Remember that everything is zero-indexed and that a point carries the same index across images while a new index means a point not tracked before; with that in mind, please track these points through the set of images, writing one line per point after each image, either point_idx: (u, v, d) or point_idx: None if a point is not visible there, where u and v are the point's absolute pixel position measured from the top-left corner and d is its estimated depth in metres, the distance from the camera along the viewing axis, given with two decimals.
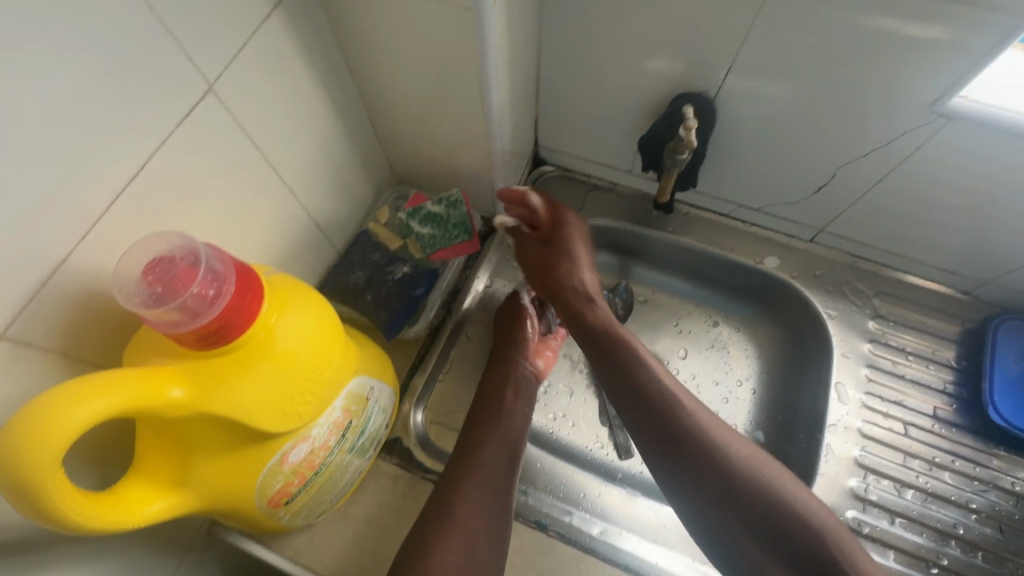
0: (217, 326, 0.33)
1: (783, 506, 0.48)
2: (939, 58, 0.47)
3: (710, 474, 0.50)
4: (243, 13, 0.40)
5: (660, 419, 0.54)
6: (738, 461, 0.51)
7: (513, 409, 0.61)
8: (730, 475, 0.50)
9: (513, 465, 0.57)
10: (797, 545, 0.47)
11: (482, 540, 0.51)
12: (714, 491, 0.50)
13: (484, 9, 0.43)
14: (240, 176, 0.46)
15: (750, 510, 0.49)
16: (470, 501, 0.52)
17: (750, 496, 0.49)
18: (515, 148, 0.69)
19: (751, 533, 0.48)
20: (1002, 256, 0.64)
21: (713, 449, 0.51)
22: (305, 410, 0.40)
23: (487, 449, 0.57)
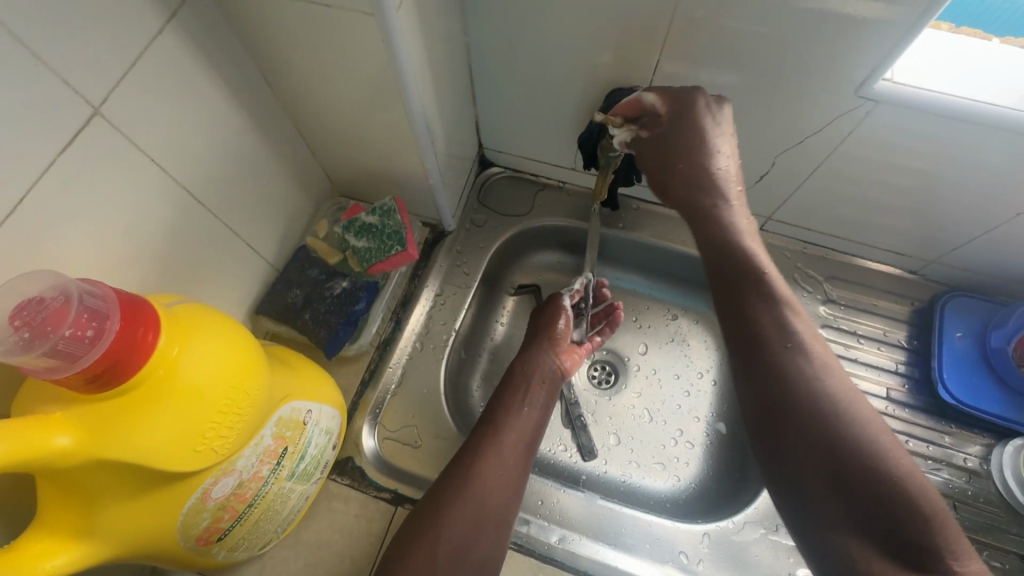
0: (103, 367, 0.31)
1: (866, 463, 0.39)
2: (855, 44, 0.47)
3: (786, 428, 0.43)
4: (125, 31, 0.38)
5: (767, 373, 0.45)
6: (813, 412, 0.42)
7: (519, 407, 0.61)
8: (808, 428, 0.42)
9: (517, 464, 0.56)
10: (891, 515, 0.37)
11: (474, 539, 0.50)
12: (791, 452, 0.42)
13: (387, 14, 0.42)
14: (146, 199, 0.44)
15: (829, 471, 0.40)
16: (465, 500, 0.52)
17: (832, 456, 0.40)
18: (453, 152, 0.67)
19: (833, 495, 0.40)
20: (945, 234, 0.64)
21: (794, 400, 0.43)
22: (220, 444, 0.38)
23: (489, 449, 0.56)
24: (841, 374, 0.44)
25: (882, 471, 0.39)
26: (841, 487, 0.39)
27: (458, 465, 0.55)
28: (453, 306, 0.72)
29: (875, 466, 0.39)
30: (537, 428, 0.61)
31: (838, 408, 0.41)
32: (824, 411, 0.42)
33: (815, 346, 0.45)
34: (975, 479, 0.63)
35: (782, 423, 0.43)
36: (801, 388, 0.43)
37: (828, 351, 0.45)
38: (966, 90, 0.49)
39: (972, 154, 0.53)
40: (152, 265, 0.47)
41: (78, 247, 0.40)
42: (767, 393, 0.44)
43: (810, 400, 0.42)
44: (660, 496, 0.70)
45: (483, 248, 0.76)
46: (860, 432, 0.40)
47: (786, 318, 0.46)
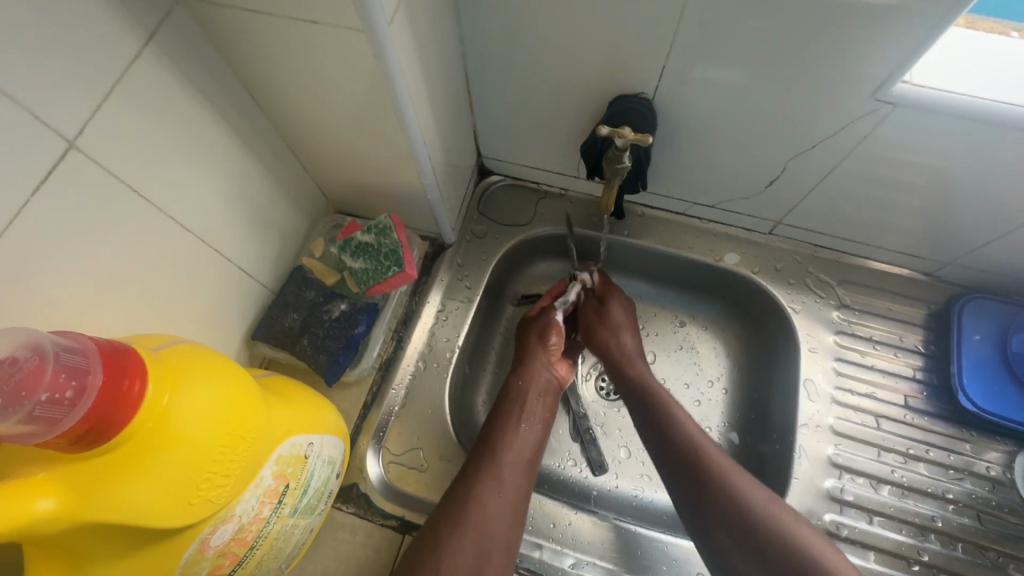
0: (86, 428, 0.30)
1: (776, 539, 0.49)
2: (871, 48, 0.44)
3: (711, 512, 0.53)
4: (96, 59, 0.36)
5: (663, 451, 0.58)
6: (729, 511, 0.52)
7: (515, 426, 0.59)
8: (709, 484, 0.54)
9: (517, 486, 0.55)
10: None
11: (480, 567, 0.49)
12: (709, 512, 0.53)
13: (378, 30, 0.39)
14: (132, 232, 0.42)
15: (748, 542, 0.50)
16: (467, 528, 0.50)
17: (733, 510, 0.52)
18: (452, 164, 0.65)
19: (739, 553, 0.51)
20: (963, 236, 0.62)
21: (709, 476, 0.54)
22: (217, 493, 0.36)
23: (488, 472, 0.54)
24: (757, 490, 0.53)
25: (790, 542, 0.49)
26: (750, 540, 0.50)
27: (456, 490, 0.53)
28: (456, 322, 0.70)
29: (791, 547, 0.48)
30: (536, 446, 0.60)
31: (754, 509, 0.51)
32: (737, 504, 0.52)
33: (722, 460, 0.55)
34: (999, 488, 0.62)
35: (701, 491, 0.54)
36: (694, 455, 0.56)
37: (733, 465, 0.55)
38: (988, 90, 0.46)
39: (993, 157, 0.50)
40: (144, 300, 0.45)
41: (64, 288, 0.38)
42: (680, 456, 0.56)
43: (726, 494, 0.53)
44: (674, 510, 0.69)
45: (485, 260, 0.74)
46: (738, 481, 0.53)
47: (694, 433, 0.57)
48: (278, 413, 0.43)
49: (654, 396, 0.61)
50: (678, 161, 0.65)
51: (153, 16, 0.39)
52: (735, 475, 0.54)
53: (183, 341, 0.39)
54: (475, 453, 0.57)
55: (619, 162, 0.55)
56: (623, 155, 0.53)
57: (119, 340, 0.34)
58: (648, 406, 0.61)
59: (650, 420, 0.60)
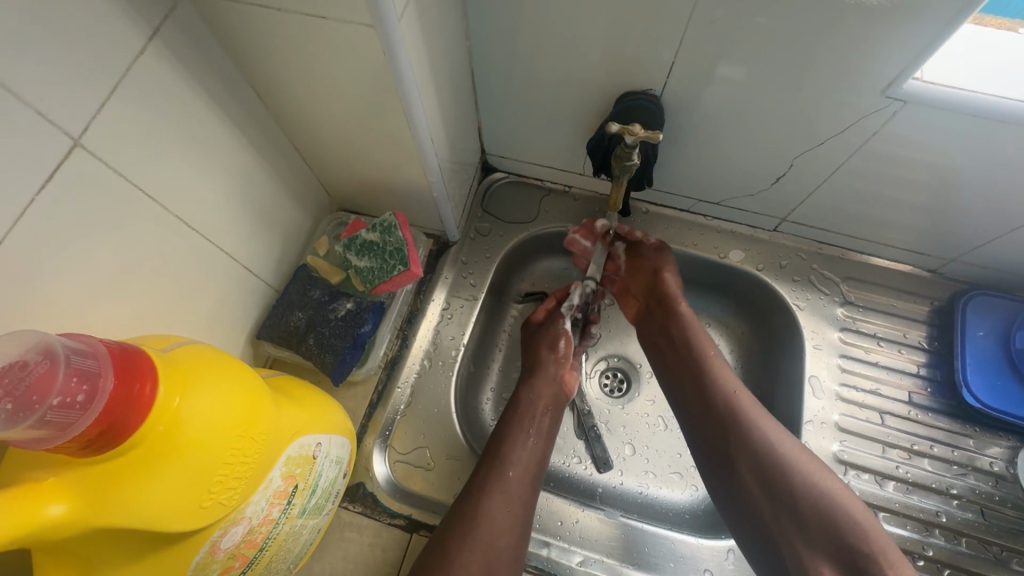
0: (98, 431, 0.29)
1: (805, 486, 0.51)
2: (884, 44, 0.44)
3: (742, 460, 0.54)
4: (98, 56, 0.35)
5: (699, 401, 0.59)
6: (761, 458, 0.53)
7: (523, 439, 0.60)
8: (755, 452, 0.54)
9: (522, 498, 0.56)
10: (831, 527, 0.49)
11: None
12: (744, 463, 0.54)
13: (388, 25, 0.39)
14: (137, 231, 0.42)
15: (778, 491, 0.52)
16: (475, 540, 0.51)
17: (765, 458, 0.53)
18: (456, 161, 0.64)
19: (766, 498, 0.52)
20: (968, 234, 0.62)
21: (742, 424, 0.55)
22: (229, 496, 0.36)
23: (496, 484, 0.55)
24: (788, 439, 0.55)
25: (818, 490, 0.51)
26: (779, 486, 0.52)
27: (463, 502, 0.54)
28: (461, 320, 0.70)
29: (817, 494, 0.50)
30: (540, 460, 0.60)
31: (786, 457, 0.53)
32: (768, 451, 0.53)
33: (754, 407, 0.57)
34: (1002, 483, 0.63)
35: (734, 437, 0.55)
36: (745, 419, 0.56)
37: (765, 414, 0.57)
38: (998, 87, 0.46)
39: (1001, 154, 0.50)
40: (148, 300, 0.44)
41: (68, 289, 0.37)
42: (716, 404, 0.58)
43: (757, 444, 0.54)
44: (679, 507, 0.69)
45: (489, 257, 0.74)
46: (786, 447, 0.54)
47: (729, 383, 0.59)
48: (287, 413, 0.43)
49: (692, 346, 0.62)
50: (684, 157, 0.64)
51: (157, 11, 0.38)
52: (784, 442, 0.54)
53: (192, 342, 0.38)
54: (480, 465, 0.57)
55: (629, 159, 0.54)
56: (633, 152, 0.53)
57: (128, 342, 0.33)
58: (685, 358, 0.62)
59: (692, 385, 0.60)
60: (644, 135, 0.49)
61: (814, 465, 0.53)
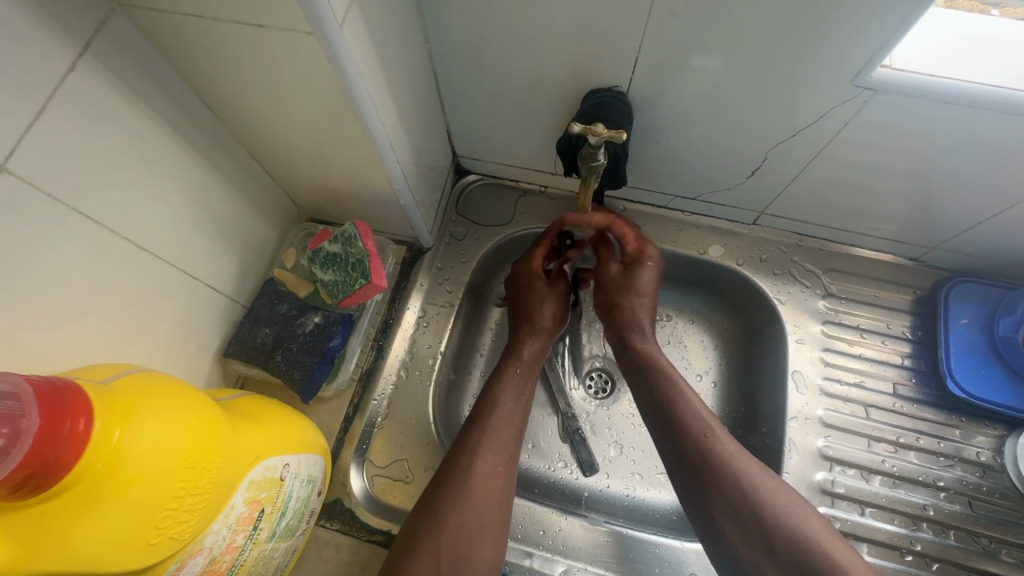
0: (24, 475, 0.28)
1: (786, 531, 0.47)
2: (849, 32, 0.43)
3: (722, 508, 0.50)
4: (24, 77, 0.34)
5: (669, 435, 0.55)
6: (740, 504, 0.50)
7: (510, 402, 0.58)
8: (726, 487, 0.50)
9: (511, 458, 0.55)
10: (809, 566, 0.45)
11: (479, 542, 0.50)
12: (720, 502, 0.50)
13: (329, 29, 0.37)
14: (84, 255, 0.40)
15: (753, 531, 0.48)
16: (464, 502, 0.50)
17: (746, 504, 0.49)
18: (423, 166, 0.62)
19: (743, 540, 0.49)
20: (948, 221, 0.61)
21: (719, 471, 0.51)
22: (180, 529, 0.35)
23: (486, 444, 0.54)
24: (770, 481, 0.51)
25: (799, 536, 0.47)
26: (758, 529, 0.48)
27: (453, 461, 0.53)
28: (437, 328, 0.69)
29: (798, 539, 0.47)
30: (524, 416, 0.58)
31: (767, 502, 0.49)
32: (743, 486, 0.50)
33: (731, 447, 0.52)
34: (989, 473, 0.62)
35: (711, 482, 0.51)
36: (717, 456, 0.52)
37: (743, 453, 0.53)
38: (967, 72, 0.45)
39: (975, 139, 0.49)
40: (102, 325, 0.43)
41: (11, 321, 0.36)
42: (690, 447, 0.53)
43: (736, 489, 0.50)
44: (666, 508, 0.68)
45: (465, 262, 0.72)
46: (759, 481, 0.50)
47: (702, 426, 0.54)
48: (248, 436, 0.41)
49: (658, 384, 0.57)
50: (657, 154, 0.63)
51: (86, 26, 0.37)
52: (756, 476, 0.51)
53: (137, 370, 0.37)
54: (471, 423, 0.56)
55: (595, 159, 0.53)
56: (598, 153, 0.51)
57: (62, 376, 0.32)
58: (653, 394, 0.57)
59: (660, 413, 0.56)
60: (605, 134, 0.48)
61: (794, 502, 0.49)
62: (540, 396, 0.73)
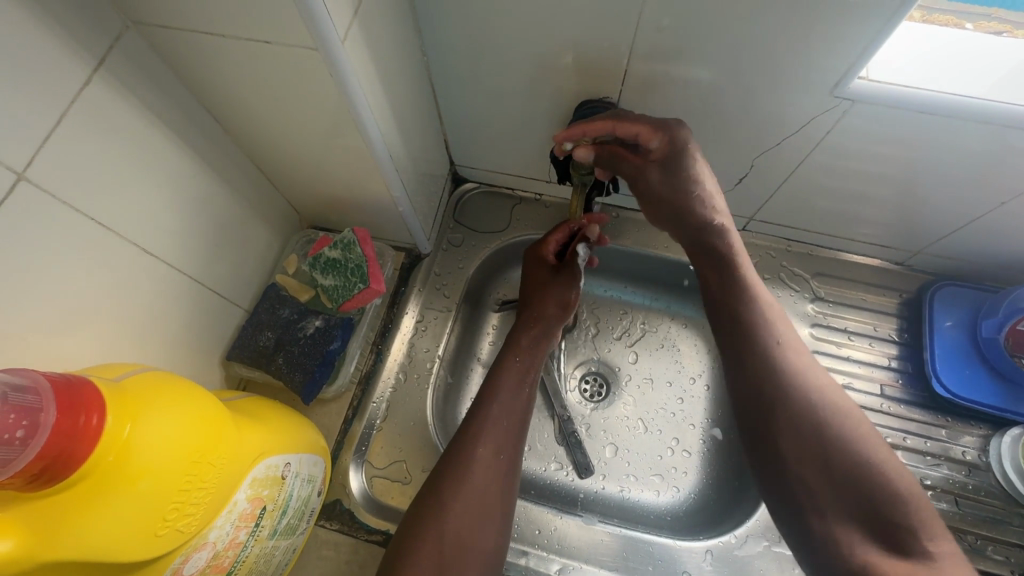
0: (41, 465, 0.29)
1: (854, 459, 0.44)
2: (827, 45, 0.45)
3: (786, 432, 0.46)
4: (42, 90, 0.35)
5: (737, 351, 0.50)
6: (809, 426, 0.45)
7: (512, 391, 0.59)
8: (795, 410, 0.46)
9: (512, 447, 0.56)
10: (871, 498, 0.43)
11: (479, 528, 0.51)
12: (785, 423, 0.46)
13: (332, 45, 0.39)
14: (94, 260, 0.42)
15: (820, 457, 0.45)
16: (466, 488, 0.52)
17: (812, 425, 0.45)
18: (421, 175, 0.64)
19: (805, 467, 0.45)
20: (931, 225, 0.62)
21: (790, 387, 0.47)
22: (186, 522, 0.36)
23: (488, 432, 0.55)
24: (844, 401, 0.47)
25: (867, 464, 0.44)
26: (827, 454, 0.45)
27: (456, 449, 0.54)
28: (435, 332, 0.70)
29: (866, 463, 0.44)
30: (526, 407, 0.60)
31: (837, 428, 0.45)
32: (813, 409, 0.46)
33: (806, 367, 0.48)
34: (975, 472, 0.63)
35: (779, 403, 0.47)
36: (790, 371, 0.48)
37: (814, 366, 0.49)
38: (941, 83, 0.47)
39: (952, 146, 0.51)
40: (111, 327, 0.44)
41: (25, 322, 0.37)
42: (759, 358, 0.49)
43: (804, 412, 0.46)
44: (660, 509, 0.69)
45: (462, 268, 0.74)
46: (837, 400, 0.47)
47: (777, 339, 0.49)
48: (251, 435, 0.43)
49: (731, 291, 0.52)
50: None
51: (101, 42, 0.39)
52: (834, 394, 0.47)
53: (146, 370, 0.38)
54: (473, 412, 0.57)
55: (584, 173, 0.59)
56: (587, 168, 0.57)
57: (75, 373, 0.33)
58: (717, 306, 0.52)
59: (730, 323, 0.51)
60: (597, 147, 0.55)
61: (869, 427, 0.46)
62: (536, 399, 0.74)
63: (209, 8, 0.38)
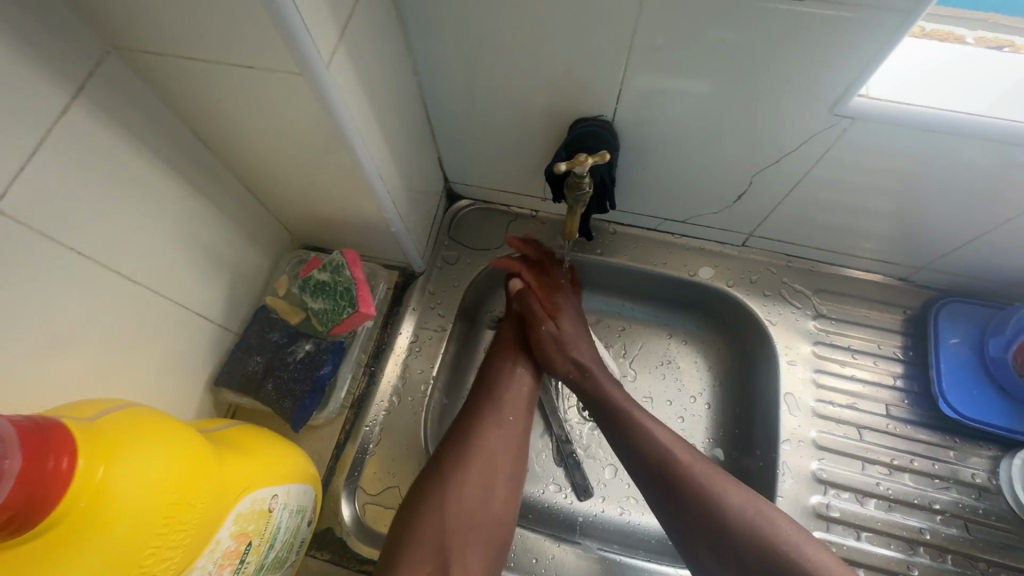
0: (6, 517, 0.28)
1: (743, 531, 0.50)
2: (825, 63, 0.44)
3: (677, 509, 0.53)
4: (17, 119, 0.34)
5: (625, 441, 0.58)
6: (694, 507, 0.52)
7: (511, 379, 0.63)
8: (678, 489, 0.53)
9: (513, 430, 0.60)
10: (769, 568, 0.49)
11: (485, 502, 0.55)
12: (673, 505, 0.53)
13: (317, 71, 0.38)
14: (76, 291, 0.41)
15: (711, 531, 0.51)
16: (469, 464, 0.56)
17: (737, 536, 0.50)
18: (414, 194, 0.63)
19: (701, 541, 0.52)
20: (934, 242, 0.61)
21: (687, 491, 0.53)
22: (166, 564, 0.35)
23: (487, 415, 0.60)
24: (725, 484, 0.53)
25: (755, 534, 0.50)
26: (715, 530, 0.51)
27: (458, 432, 0.59)
28: (430, 352, 0.69)
29: (760, 539, 0.50)
30: (529, 394, 0.64)
31: (724, 507, 0.51)
32: (695, 494, 0.53)
33: (686, 454, 0.55)
34: (985, 495, 0.62)
35: (664, 486, 0.54)
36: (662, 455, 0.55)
37: (711, 468, 0.54)
38: (945, 99, 0.46)
39: (956, 163, 0.50)
40: (95, 358, 0.43)
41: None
42: (656, 467, 0.55)
43: (687, 492, 0.53)
44: (663, 533, 0.67)
45: (458, 287, 0.72)
46: (709, 479, 0.53)
47: (669, 444, 0.55)
48: (235, 467, 0.41)
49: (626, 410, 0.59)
50: (644, 179, 0.64)
51: (81, 69, 0.38)
52: (713, 476, 0.53)
53: (124, 406, 0.37)
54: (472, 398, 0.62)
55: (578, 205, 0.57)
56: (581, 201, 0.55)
57: (46, 414, 0.32)
58: (621, 422, 0.58)
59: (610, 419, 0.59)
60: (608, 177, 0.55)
61: (751, 496, 0.52)
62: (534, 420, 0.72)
63: (191, 34, 0.37)
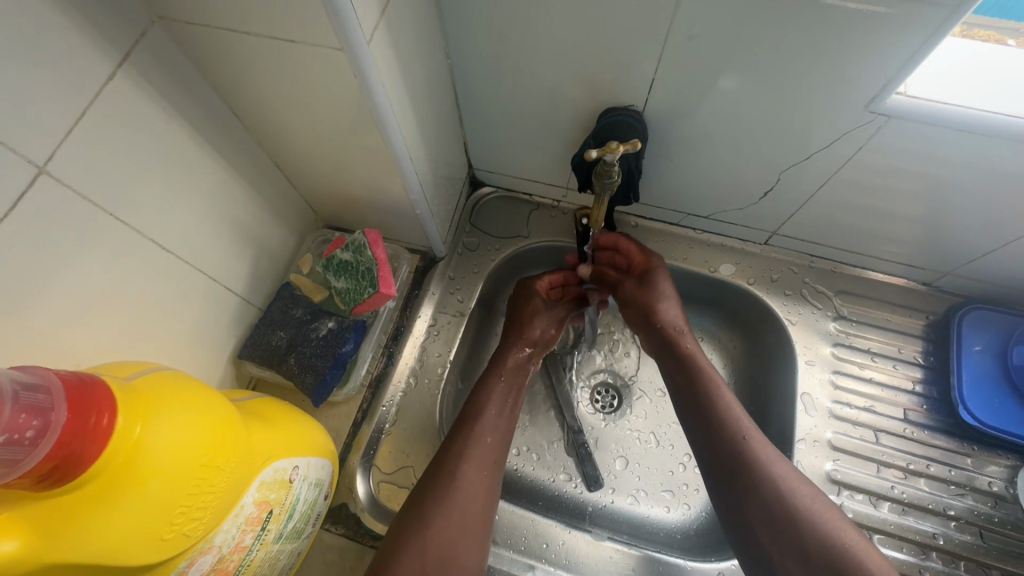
0: (50, 466, 0.29)
1: (819, 537, 0.46)
2: (867, 60, 0.43)
3: (756, 502, 0.50)
4: (66, 83, 0.35)
5: (706, 429, 0.54)
6: (773, 503, 0.49)
7: (495, 412, 0.57)
8: (760, 483, 0.50)
9: (496, 465, 0.54)
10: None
11: (464, 545, 0.48)
12: (750, 497, 0.50)
13: (357, 48, 0.39)
14: (113, 257, 0.42)
15: (785, 526, 0.48)
16: (449, 506, 0.49)
17: (813, 541, 0.46)
18: (439, 178, 0.64)
19: (774, 539, 0.48)
20: (962, 247, 0.60)
21: (756, 475, 0.50)
22: (193, 526, 0.36)
23: (473, 449, 0.53)
24: (803, 486, 0.50)
25: (828, 537, 0.46)
26: (790, 529, 0.48)
27: (437, 466, 0.52)
28: (448, 337, 0.69)
29: (830, 546, 0.46)
30: (509, 426, 0.58)
31: (800, 508, 0.48)
32: (774, 487, 0.49)
33: (767, 452, 0.52)
34: (1001, 504, 0.61)
35: (745, 478, 0.51)
36: (752, 452, 0.52)
37: (781, 460, 0.52)
38: (982, 101, 0.46)
39: (990, 167, 0.49)
40: (126, 323, 0.44)
41: (44, 317, 0.37)
42: (726, 447, 0.52)
43: (769, 487, 0.50)
44: (672, 527, 0.67)
45: (477, 273, 0.73)
46: (783, 474, 0.50)
47: (740, 425, 0.53)
48: (261, 437, 0.42)
49: (697, 390, 0.56)
50: (670, 173, 0.64)
51: (126, 38, 0.39)
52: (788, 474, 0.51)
53: (158, 369, 0.38)
54: (456, 431, 0.55)
55: (607, 191, 0.55)
56: (610, 187, 0.54)
57: (88, 372, 0.33)
58: (694, 400, 0.56)
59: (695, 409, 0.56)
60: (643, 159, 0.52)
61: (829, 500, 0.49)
62: (547, 409, 0.73)
63: (235, 6, 0.37)
